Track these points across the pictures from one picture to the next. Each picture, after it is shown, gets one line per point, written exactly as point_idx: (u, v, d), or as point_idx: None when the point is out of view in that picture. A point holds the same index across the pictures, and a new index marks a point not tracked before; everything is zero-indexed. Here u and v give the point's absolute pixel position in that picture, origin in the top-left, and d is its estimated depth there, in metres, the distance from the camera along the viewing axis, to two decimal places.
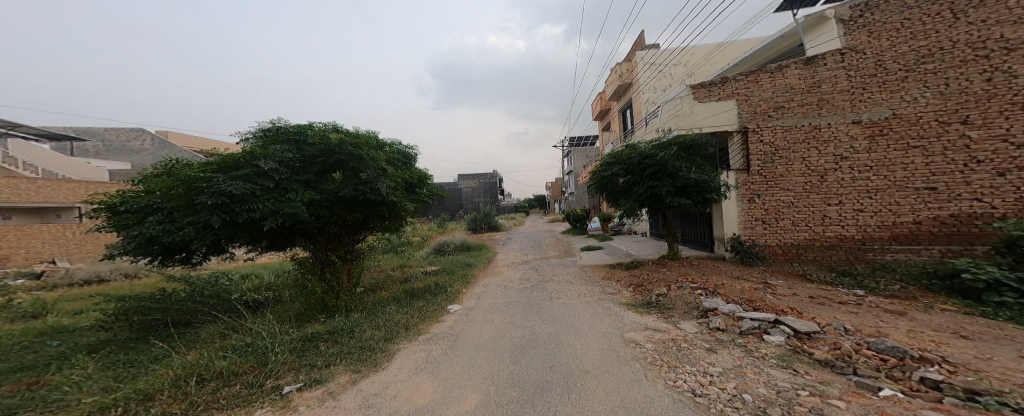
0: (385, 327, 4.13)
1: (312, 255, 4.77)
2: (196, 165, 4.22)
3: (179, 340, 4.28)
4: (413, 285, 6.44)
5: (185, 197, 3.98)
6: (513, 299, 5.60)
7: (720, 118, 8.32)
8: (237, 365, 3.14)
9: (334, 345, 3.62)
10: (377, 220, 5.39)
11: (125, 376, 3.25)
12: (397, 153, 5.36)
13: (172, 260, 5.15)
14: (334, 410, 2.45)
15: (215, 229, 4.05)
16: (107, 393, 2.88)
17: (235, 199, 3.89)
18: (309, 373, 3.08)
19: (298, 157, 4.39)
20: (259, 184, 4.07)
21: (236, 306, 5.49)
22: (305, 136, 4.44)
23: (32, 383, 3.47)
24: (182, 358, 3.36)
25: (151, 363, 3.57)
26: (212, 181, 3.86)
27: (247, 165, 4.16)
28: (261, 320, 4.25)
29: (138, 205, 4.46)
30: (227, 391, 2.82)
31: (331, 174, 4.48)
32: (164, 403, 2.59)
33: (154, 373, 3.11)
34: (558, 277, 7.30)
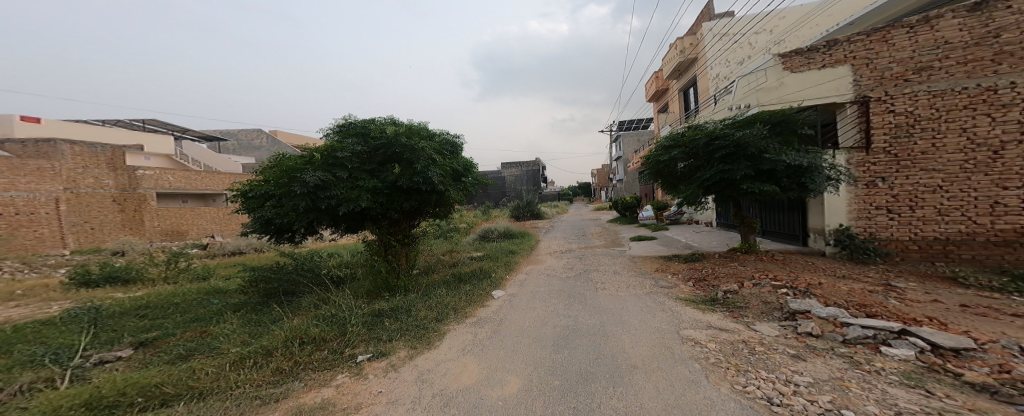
0: (437, 308, 4.46)
1: (378, 238, 5.36)
2: (294, 158, 4.95)
3: (288, 306, 5.16)
4: (459, 269, 6.81)
5: (287, 185, 4.74)
6: (556, 288, 5.59)
7: (823, 89, 7.05)
8: (325, 332, 3.68)
9: (396, 322, 4.04)
10: (429, 208, 5.75)
11: (255, 333, 4.07)
12: (446, 143, 5.63)
13: (282, 239, 6.18)
14: (396, 381, 2.77)
15: (306, 213, 4.75)
16: (243, 346, 3.63)
17: (321, 188, 4.48)
18: (376, 345, 3.50)
19: (365, 149, 4.86)
20: (336, 173, 4.66)
21: (323, 279, 6.45)
22: (367, 129, 4.86)
23: (202, 332, 4.53)
24: (289, 323, 4.07)
25: (270, 324, 4.39)
26: (305, 173, 4.50)
27: (327, 158, 4.73)
28: (341, 294, 4.90)
29: (258, 192, 5.42)
30: (319, 354, 3.35)
31: (391, 164, 4.90)
32: (278, 360, 3.18)
33: (273, 333, 3.82)
34: (607, 268, 7.02)
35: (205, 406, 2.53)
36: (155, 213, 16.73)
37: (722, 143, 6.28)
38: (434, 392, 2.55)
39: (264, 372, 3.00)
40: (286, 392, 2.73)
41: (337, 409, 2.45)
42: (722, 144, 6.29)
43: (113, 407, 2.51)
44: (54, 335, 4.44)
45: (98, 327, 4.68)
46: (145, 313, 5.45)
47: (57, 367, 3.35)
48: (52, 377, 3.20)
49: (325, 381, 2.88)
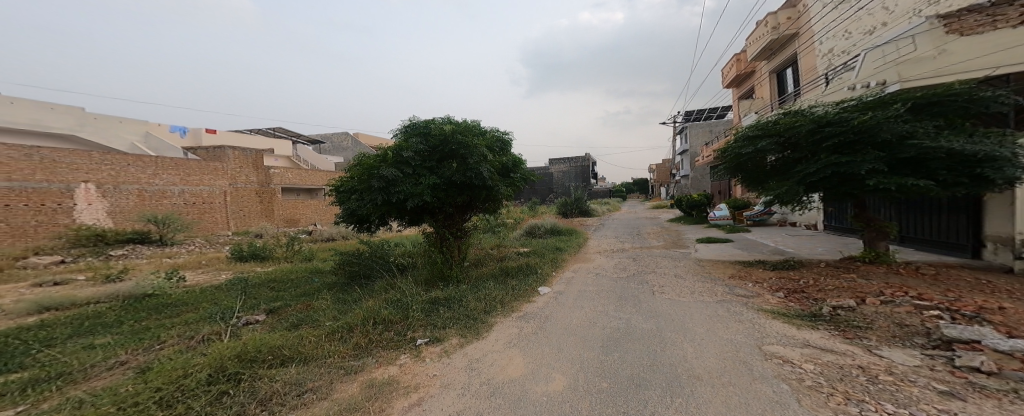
0: (486, 300, 4.61)
1: (435, 231, 5.77)
2: (372, 157, 5.52)
3: (362, 289, 5.77)
4: (507, 264, 6.91)
5: (366, 181, 5.32)
6: (606, 288, 5.37)
7: (988, 59, 5.69)
8: (390, 315, 4.03)
9: (449, 310, 4.28)
10: (479, 203, 5.89)
11: (342, 311, 4.63)
12: (496, 140, 5.79)
13: (362, 229, 6.92)
14: (448, 366, 2.93)
15: (380, 206, 5.26)
16: (331, 321, 4.19)
17: (392, 183, 4.91)
18: (432, 330, 3.75)
19: (425, 147, 5.19)
20: (404, 169, 5.04)
21: (393, 265, 7.08)
22: (427, 128, 5.19)
23: (306, 306, 5.26)
24: (364, 304, 4.55)
25: (349, 304, 4.96)
26: (379, 170, 4.99)
27: (394, 156, 5.16)
28: (404, 281, 5.32)
29: (346, 187, 6.18)
30: (386, 334, 3.70)
31: (448, 161, 5.23)
32: (358, 336, 3.60)
33: (352, 312, 4.31)
34: (665, 270, 6.50)
35: (308, 370, 3.00)
36: (281, 205, 21.18)
37: (837, 131, 5.28)
38: (484, 381, 2.65)
39: (348, 345, 3.41)
40: (362, 366, 3.08)
41: (399, 387, 2.69)
42: (839, 131, 5.28)
43: (254, 361, 3.08)
44: (222, 298, 5.89)
45: (247, 293, 5.92)
46: (274, 285, 6.70)
47: (223, 325, 4.35)
48: (220, 332, 4.13)
49: (391, 360, 3.17)
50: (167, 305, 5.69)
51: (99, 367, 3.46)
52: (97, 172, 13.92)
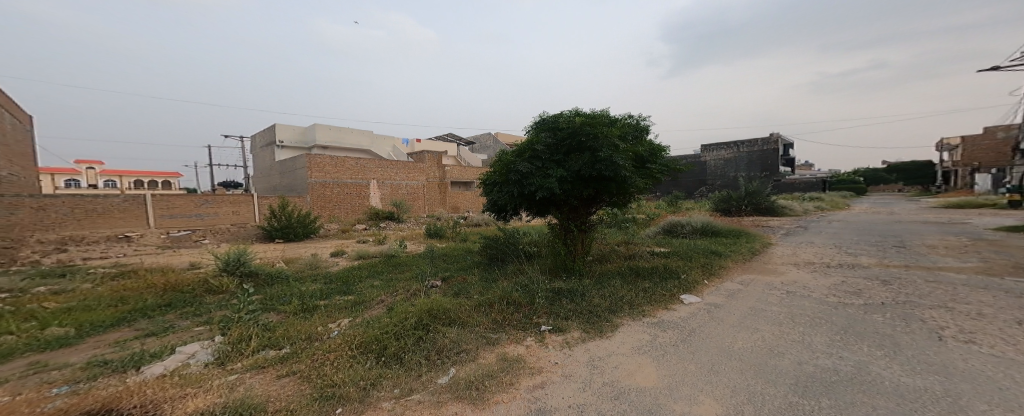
0: (612, 299, 4.44)
1: (561, 223, 5.93)
2: (508, 153, 6.09)
3: (496, 271, 6.46)
4: (638, 263, 6.37)
5: (503, 175, 5.89)
6: (780, 309, 4.16)
7: None
8: (519, 298, 4.40)
9: (572, 302, 4.34)
10: (606, 197, 5.79)
11: (483, 288, 5.29)
12: (628, 127, 5.69)
13: (499, 217, 7.60)
14: (569, 358, 3.05)
15: (514, 199, 5.70)
16: (476, 295, 4.91)
17: (525, 176, 5.26)
18: (555, 319, 3.94)
19: (554, 141, 5.38)
20: (536, 162, 5.37)
21: (521, 248, 7.39)
22: (556, 122, 5.37)
23: (461, 279, 6.25)
24: (500, 285, 5.15)
25: (488, 282, 5.66)
26: (514, 164, 5.44)
27: (527, 151, 5.53)
28: (531, 269, 5.69)
29: (487, 180, 6.94)
30: (517, 315, 4.08)
31: (575, 153, 5.26)
32: (497, 312, 4.11)
33: (492, 290, 4.91)
34: (904, 302, 4.33)
35: (463, 333, 3.66)
36: (451, 194, 25.63)
37: None
38: (606, 381, 2.60)
39: (487, 319, 3.93)
40: (499, 339, 3.55)
41: (525, 368, 2.96)
42: None
43: (434, 316, 3.96)
44: (421, 264, 7.87)
45: (432, 264, 7.66)
46: (445, 259, 8.39)
47: (420, 285, 5.81)
48: (420, 290, 5.53)
49: (517, 339, 3.53)
50: (396, 264, 8.01)
51: (374, 301, 5.17)
52: (377, 172, 21.02)
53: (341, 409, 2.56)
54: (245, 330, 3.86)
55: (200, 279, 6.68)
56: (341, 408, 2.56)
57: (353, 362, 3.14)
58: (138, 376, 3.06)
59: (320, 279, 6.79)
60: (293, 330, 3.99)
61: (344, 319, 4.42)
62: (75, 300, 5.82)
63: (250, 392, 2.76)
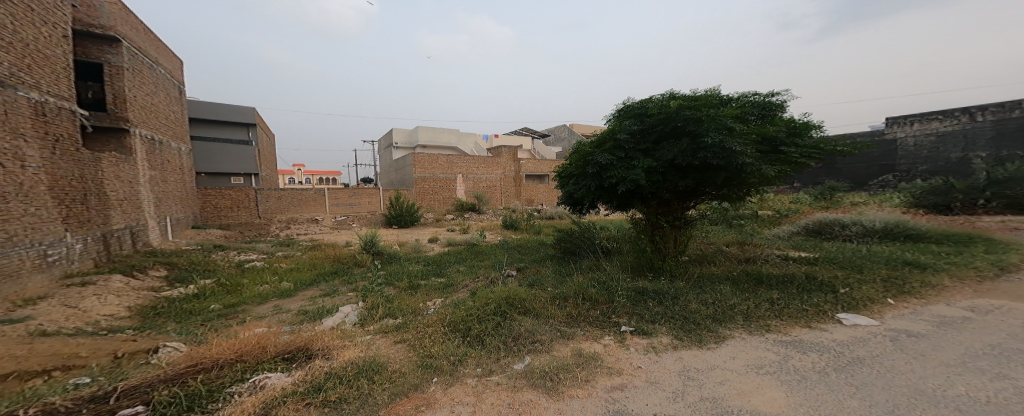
0: (714, 306, 3.91)
1: (646, 218, 5.42)
2: (586, 144, 5.91)
3: (573, 265, 6.31)
4: (756, 269, 5.40)
5: (581, 168, 5.72)
6: (973, 341, 3.06)
7: None
8: (597, 295, 4.25)
9: (660, 305, 3.99)
10: (710, 188, 5.10)
11: (557, 281, 5.23)
12: (748, 106, 4.90)
13: (576, 210, 7.37)
14: (657, 364, 2.83)
15: (594, 191, 5.47)
16: (552, 288, 4.90)
17: (605, 168, 5.01)
18: (638, 321, 3.69)
19: (641, 128, 5.00)
20: (618, 153, 5.06)
21: (595, 243, 7.06)
22: (644, 108, 4.97)
23: (536, 270, 6.30)
24: (576, 279, 5.02)
25: (563, 276, 5.56)
26: (593, 156, 5.21)
27: (609, 141, 5.25)
28: (611, 266, 5.42)
29: (563, 172, 6.84)
30: (593, 312, 3.95)
31: (667, 141, 4.79)
32: (573, 307, 4.06)
33: (568, 284, 4.83)
34: None
35: (538, 323, 3.71)
36: (524, 187, 25.63)
37: None
38: (709, 397, 2.32)
39: (562, 312, 3.91)
40: (573, 334, 3.51)
41: (603, 367, 2.86)
42: None
43: (512, 303, 4.13)
44: (498, 253, 8.19)
45: (510, 254, 7.93)
46: (521, 250, 8.56)
47: (498, 273, 6.07)
48: (497, 278, 5.79)
49: (594, 337, 3.42)
50: (477, 252, 8.51)
51: (461, 285, 5.63)
52: (469, 166, 22.83)
53: (436, 379, 2.91)
54: (377, 299, 4.77)
55: (346, 255, 8.43)
56: (436, 378, 2.91)
57: (447, 338, 3.52)
58: (308, 328, 4.07)
59: (420, 262, 7.74)
60: (402, 304, 4.66)
61: (435, 299, 4.95)
62: (282, 263, 8.08)
63: (379, 351, 3.39)
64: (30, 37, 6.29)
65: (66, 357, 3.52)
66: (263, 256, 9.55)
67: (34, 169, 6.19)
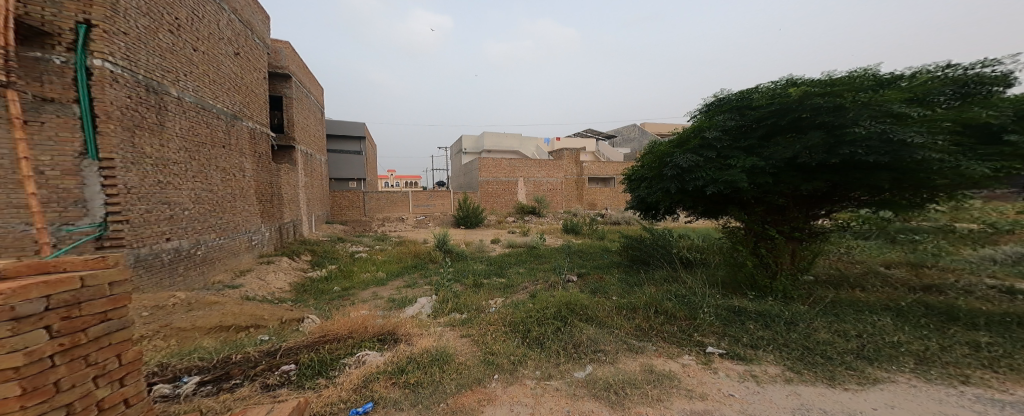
0: (863, 343, 3.15)
1: (747, 227, 4.75)
2: (664, 145, 5.79)
3: (646, 274, 5.85)
4: (931, 300, 4.30)
5: (656, 169, 5.41)
6: None
7: None
8: (674, 310, 3.86)
9: (764, 329, 3.47)
10: (859, 192, 4.25)
11: (625, 291, 4.91)
12: (932, 84, 3.89)
13: (649, 215, 6.88)
14: (756, 396, 2.48)
15: (671, 195, 5.12)
16: (621, 297, 4.62)
17: (687, 169, 4.69)
18: (732, 344, 3.28)
19: (741, 123, 4.66)
20: (703, 155, 4.75)
21: (671, 251, 6.45)
22: (747, 101, 4.60)
23: (597, 278, 5.97)
24: (647, 290, 4.66)
25: (631, 286, 5.19)
26: (672, 156, 4.95)
27: (696, 138, 4.98)
28: (693, 279, 4.91)
29: (636, 175, 6.53)
30: (669, 327, 3.64)
31: (779, 136, 4.40)
32: (643, 319, 3.79)
33: (637, 294, 4.53)
34: None
35: (601, 333, 3.55)
36: (587, 191, 24.05)
37: None
38: None
39: (629, 324, 3.69)
40: (644, 348, 3.27)
41: (680, 388, 2.61)
42: None
43: (573, 309, 4.02)
44: (560, 257, 8.04)
45: (572, 259, 7.71)
46: (584, 255, 8.25)
47: (558, 278, 5.94)
48: (557, 282, 5.68)
49: (673, 354, 3.15)
50: (536, 255, 8.44)
51: (519, 287, 5.64)
52: (542, 168, 22.72)
53: (497, 376, 3.00)
54: (446, 293, 5.15)
55: (420, 251, 9.24)
56: (498, 375, 2.99)
57: (506, 338, 3.59)
58: (392, 315, 4.55)
59: (482, 261, 8.04)
60: (467, 300, 4.91)
61: (495, 298, 5.09)
62: (370, 256, 9.22)
63: (449, 343, 3.63)
64: (249, 80, 8.42)
65: (215, 313, 4.53)
66: (364, 248, 11.12)
67: (248, 177, 8.19)
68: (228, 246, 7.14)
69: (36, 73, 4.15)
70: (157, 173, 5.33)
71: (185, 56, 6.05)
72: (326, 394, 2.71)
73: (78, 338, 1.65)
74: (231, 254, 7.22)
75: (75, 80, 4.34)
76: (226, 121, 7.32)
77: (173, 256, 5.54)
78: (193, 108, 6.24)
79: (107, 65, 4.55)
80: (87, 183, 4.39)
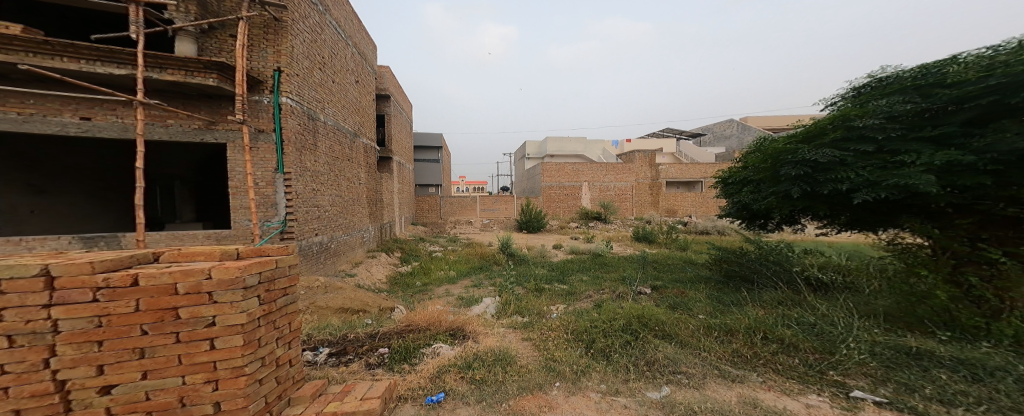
0: None
1: (931, 241, 4.11)
2: (783, 139, 5.44)
3: (750, 293, 5.10)
4: None
5: (771, 170, 5.27)
6: None
7: None
8: (799, 341, 3.30)
9: (961, 380, 2.68)
10: None
11: (719, 310, 4.41)
12: None
13: (754, 226, 6.58)
14: None
15: (793, 200, 4.99)
16: (712, 317, 4.15)
17: (819, 170, 4.53)
18: (899, 392, 2.63)
19: (915, 107, 4.07)
20: (852, 149, 4.41)
21: (797, 273, 5.40)
22: (935, 78, 3.96)
23: (678, 292, 5.46)
24: (753, 312, 4.16)
25: (730, 305, 4.61)
26: (796, 153, 4.78)
27: (840, 128, 4.59)
28: (822, 306, 4.14)
29: (737, 178, 6.43)
30: (788, 359, 3.12)
31: (991, 122, 3.68)
32: (741, 343, 3.38)
33: (738, 316, 4.06)
34: None
35: (681, 353, 3.27)
36: (665, 196, 21.86)
37: None
38: None
39: (723, 350, 3.30)
40: (744, 378, 2.89)
41: None
42: None
43: (645, 324, 3.75)
44: (632, 267, 7.56)
45: (645, 269, 7.19)
46: (660, 266, 7.62)
47: (628, 289, 5.59)
48: (626, 293, 5.39)
49: (792, 393, 2.70)
50: (601, 263, 8.09)
51: (581, 295, 5.46)
52: (612, 171, 21.79)
53: (558, 384, 2.95)
54: (508, 296, 5.25)
55: (486, 254, 9.58)
56: (560, 383, 2.95)
57: (568, 347, 3.52)
58: (460, 313, 4.80)
59: (545, 266, 7.99)
60: (529, 304, 4.95)
61: (557, 305, 5.00)
62: (442, 256, 9.87)
63: (508, 345, 3.68)
64: (364, 104, 9.92)
65: (321, 297, 5.32)
66: (438, 248, 11.96)
67: (361, 184, 9.58)
68: (350, 240, 8.44)
69: (256, 112, 5.85)
70: (310, 182, 6.67)
71: (330, 88, 7.58)
72: (408, 379, 3.01)
73: (271, 307, 2.36)
74: (350, 248, 8.49)
75: (273, 115, 5.90)
76: (350, 139, 8.73)
77: (319, 248, 6.83)
78: (331, 129, 7.63)
79: (290, 101, 6.05)
80: (278, 190, 5.99)
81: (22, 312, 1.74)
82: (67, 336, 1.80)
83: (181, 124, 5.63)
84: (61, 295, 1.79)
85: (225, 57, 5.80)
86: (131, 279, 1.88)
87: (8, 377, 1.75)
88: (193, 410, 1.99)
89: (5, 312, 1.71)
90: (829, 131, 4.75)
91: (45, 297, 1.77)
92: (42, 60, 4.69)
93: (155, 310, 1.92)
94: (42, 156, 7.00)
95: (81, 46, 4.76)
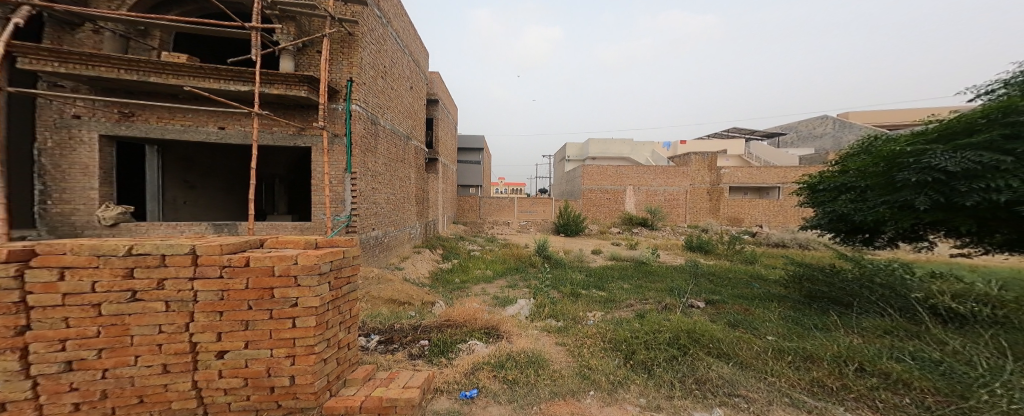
0: None
1: None
2: (902, 140, 4.91)
3: (846, 318, 4.54)
4: None
5: (887, 176, 4.80)
6: None
7: None
8: (911, 377, 2.87)
9: None
10: None
11: (795, 334, 3.99)
12: None
13: (853, 239, 5.91)
14: None
15: (913, 212, 4.50)
16: (783, 340, 3.79)
17: (960, 176, 4.06)
18: None
19: None
20: (1011, 151, 3.86)
21: (918, 301, 4.71)
22: None
23: (742, 309, 5.02)
24: (843, 339, 3.74)
25: (813, 329, 4.16)
26: (923, 156, 4.32)
27: (991, 125, 4.04)
28: (947, 345, 3.52)
29: (832, 185, 5.84)
30: (888, 396, 2.73)
31: None
32: (823, 373, 3.02)
33: (822, 342, 3.67)
34: None
35: (742, 375, 3.01)
36: (727, 203, 20.47)
37: None
38: None
39: (798, 376, 2.99)
40: (824, 411, 2.59)
41: None
42: None
43: (698, 340, 3.50)
44: (681, 277, 7.13)
45: (695, 281, 6.75)
46: (712, 278, 7.11)
47: (677, 301, 5.27)
48: (675, 305, 5.07)
49: None
50: (646, 271, 7.73)
51: (622, 304, 5.24)
52: (660, 174, 20.77)
53: (593, 393, 2.86)
54: (543, 298, 5.22)
55: (526, 255, 9.59)
56: (593, 392, 2.87)
57: (605, 356, 3.42)
58: (495, 312, 4.85)
59: (583, 271, 7.82)
60: (564, 308, 4.86)
61: (596, 312, 4.86)
62: (483, 255, 10.05)
63: (541, 349, 3.64)
64: (416, 108, 10.43)
65: (374, 287, 5.67)
66: (478, 247, 12.19)
67: (412, 184, 10.06)
68: (398, 236, 8.89)
69: (333, 118, 6.39)
70: (371, 181, 7.13)
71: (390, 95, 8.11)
72: (446, 373, 3.09)
73: (338, 293, 2.57)
74: (399, 243, 8.93)
75: (345, 120, 6.40)
76: (403, 142, 9.20)
77: (374, 242, 7.28)
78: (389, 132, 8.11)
79: (359, 108, 6.56)
80: (347, 188, 6.46)
81: (176, 283, 2.07)
82: (201, 305, 2.11)
83: (281, 130, 6.43)
84: (201, 270, 2.10)
85: (313, 72, 6.40)
86: (246, 260, 2.15)
87: (162, 335, 2.07)
88: (275, 381, 2.21)
89: (166, 282, 2.05)
90: (979, 127, 4.16)
91: (190, 271, 2.08)
92: (200, 82, 5.60)
93: (259, 288, 2.18)
94: (196, 157, 8.13)
95: (222, 68, 5.54)
